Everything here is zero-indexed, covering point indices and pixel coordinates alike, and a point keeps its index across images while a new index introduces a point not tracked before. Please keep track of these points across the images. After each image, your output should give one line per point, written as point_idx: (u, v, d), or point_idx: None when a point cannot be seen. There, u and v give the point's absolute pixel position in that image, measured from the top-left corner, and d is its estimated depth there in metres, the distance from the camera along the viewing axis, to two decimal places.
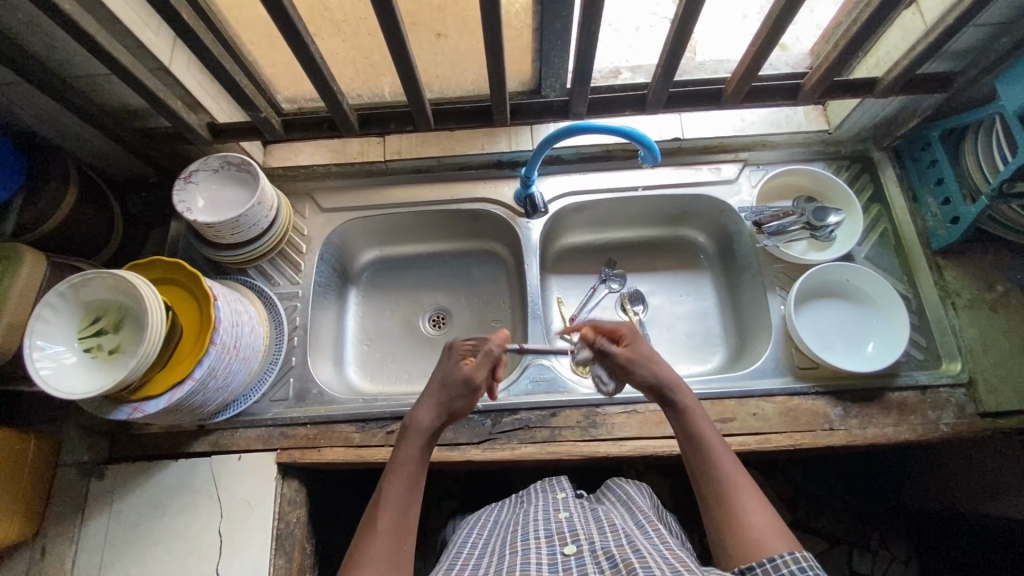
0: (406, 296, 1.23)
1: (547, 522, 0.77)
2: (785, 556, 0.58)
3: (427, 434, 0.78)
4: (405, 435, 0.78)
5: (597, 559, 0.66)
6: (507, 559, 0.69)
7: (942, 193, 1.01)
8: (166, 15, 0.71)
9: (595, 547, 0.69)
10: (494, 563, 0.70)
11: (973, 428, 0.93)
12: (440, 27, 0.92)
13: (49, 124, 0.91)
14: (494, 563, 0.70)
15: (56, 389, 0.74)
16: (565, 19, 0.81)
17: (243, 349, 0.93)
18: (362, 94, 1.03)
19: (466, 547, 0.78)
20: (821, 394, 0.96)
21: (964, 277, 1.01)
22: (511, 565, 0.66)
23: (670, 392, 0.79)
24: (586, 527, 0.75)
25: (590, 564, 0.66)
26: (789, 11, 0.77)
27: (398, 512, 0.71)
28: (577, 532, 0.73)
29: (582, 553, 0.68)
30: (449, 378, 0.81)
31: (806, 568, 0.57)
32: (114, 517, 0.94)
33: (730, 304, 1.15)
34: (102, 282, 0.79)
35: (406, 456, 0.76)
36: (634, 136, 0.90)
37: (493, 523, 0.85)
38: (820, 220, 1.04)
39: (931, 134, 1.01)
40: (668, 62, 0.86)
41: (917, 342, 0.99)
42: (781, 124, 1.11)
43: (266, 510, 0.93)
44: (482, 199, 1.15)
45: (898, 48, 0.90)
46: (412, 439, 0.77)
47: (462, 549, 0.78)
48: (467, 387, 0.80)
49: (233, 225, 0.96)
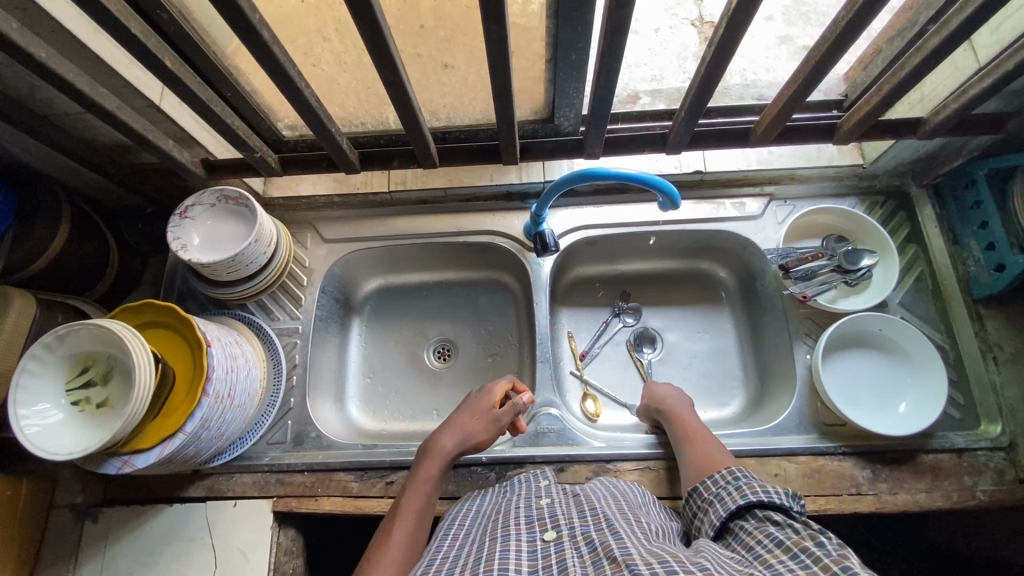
0: (410, 326, 1.18)
1: (527, 508, 0.66)
2: (721, 474, 0.70)
3: (449, 460, 0.81)
4: (424, 457, 0.81)
5: (576, 544, 0.57)
6: (485, 548, 0.59)
7: (985, 237, 0.94)
8: (151, 61, 0.66)
9: (575, 532, 0.59)
10: (472, 553, 0.59)
11: (1013, 496, 0.86)
12: (447, 58, 0.86)
13: (39, 159, 0.87)
14: (471, 552, 0.59)
15: (41, 449, 0.71)
16: (582, 52, 0.73)
17: (237, 397, 0.89)
18: (366, 122, 0.96)
19: (446, 536, 0.67)
20: (848, 455, 0.90)
21: (1006, 329, 0.94)
22: (487, 555, 0.57)
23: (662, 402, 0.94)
24: (567, 511, 0.64)
25: (569, 551, 0.56)
26: (831, 55, 0.70)
27: (411, 526, 0.72)
28: (558, 516, 0.63)
29: (562, 539, 0.58)
30: (480, 411, 0.85)
31: (738, 475, 0.68)
32: (106, 563, 0.91)
33: (751, 345, 1.09)
34: (87, 333, 0.75)
35: (425, 477, 0.78)
36: (653, 183, 0.85)
37: (475, 512, 0.73)
38: (852, 263, 0.96)
39: (976, 172, 0.92)
40: (695, 100, 0.80)
41: (954, 399, 0.93)
42: (810, 158, 1.03)
43: (260, 561, 0.89)
44: (491, 231, 1.10)
45: (948, 85, 0.83)
46: (433, 461, 0.80)
47: (441, 541, 0.66)
48: (495, 425, 0.84)
49: (229, 265, 0.91)
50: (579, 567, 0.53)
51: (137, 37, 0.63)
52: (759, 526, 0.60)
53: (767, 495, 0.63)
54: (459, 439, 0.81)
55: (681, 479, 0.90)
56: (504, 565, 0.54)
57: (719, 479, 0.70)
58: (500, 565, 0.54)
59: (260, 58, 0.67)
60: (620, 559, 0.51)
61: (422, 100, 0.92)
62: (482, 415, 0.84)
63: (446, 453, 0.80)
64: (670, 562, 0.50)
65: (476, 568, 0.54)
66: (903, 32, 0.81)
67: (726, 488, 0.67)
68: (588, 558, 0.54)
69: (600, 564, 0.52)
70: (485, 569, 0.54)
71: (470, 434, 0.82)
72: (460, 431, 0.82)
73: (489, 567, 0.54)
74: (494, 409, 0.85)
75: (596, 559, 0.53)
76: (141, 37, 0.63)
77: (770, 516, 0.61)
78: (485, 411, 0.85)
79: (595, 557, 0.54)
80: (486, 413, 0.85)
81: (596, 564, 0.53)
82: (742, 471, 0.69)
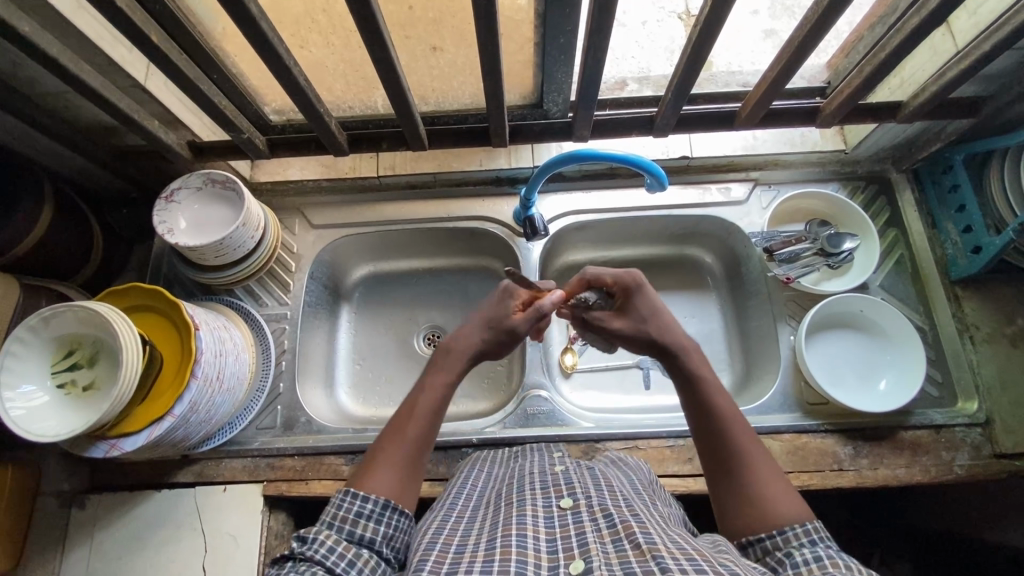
0: (400, 313, 1.18)
1: (541, 475, 0.65)
2: (796, 530, 0.56)
3: (475, 353, 0.71)
4: (446, 346, 0.71)
5: (594, 516, 0.55)
6: (500, 513, 0.58)
7: (963, 221, 0.96)
8: (136, 36, 0.66)
9: (593, 502, 0.57)
10: (488, 517, 0.59)
11: (988, 470, 0.89)
12: (436, 40, 0.86)
13: (21, 140, 0.86)
14: (486, 517, 0.59)
15: (26, 432, 0.70)
16: (570, 34, 0.74)
17: (226, 380, 0.88)
18: (354, 106, 0.96)
19: (459, 496, 0.67)
20: (830, 432, 0.92)
21: (983, 309, 0.97)
22: (503, 520, 0.56)
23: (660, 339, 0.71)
24: (582, 480, 0.63)
25: (587, 522, 0.54)
26: (813, 37, 0.71)
27: (428, 420, 0.65)
28: (573, 484, 0.61)
29: (579, 508, 0.56)
30: (498, 318, 0.72)
31: (816, 540, 0.55)
32: (94, 549, 0.91)
33: (737, 328, 1.10)
34: (73, 316, 0.74)
35: (442, 376, 0.68)
36: (642, 165, 0.87)
37: (484, 476, 0.73)
38: (834, 247, 0.99)
39: (954, 158, 0.95)
40: (680, 85, 0.82)
41: (933, 377, 0.95)
42: (794, 143, 1.06)
43: (252, 545, 0.89)
44: (480, 217, 1.10)
45: (926, 70, 0.85)
46: (456, 353, 0.70)
47: (455, 499, 0.67)
48: (518, 331, 0.72)
49: (217, 248, 0.90)
50: (598, 543, 0.51)
51: (122, 12, 0.62)
52: (815, 565, 0.51)
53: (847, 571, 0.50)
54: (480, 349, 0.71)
55: (668, 457, 0.91)
56: (521, 532, 0.52)
57: (791, 537, 0.56)
58: (518, 531, 0.53)
59: (248, 37, 0.67)
60: (645, 547, 0.48)
61: (410, 83, 0.92)
62: (501, 326, 0.72)
63: (473, 346, 0.71)
64: (698, 560, 0.47)
65: (492, 533, 0.54)
66: (883, 18, 0.82)
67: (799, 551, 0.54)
68: (607, 534, 0.52)
69: (621, 545, 0.50)
70: (502, 534, 0.53)
71: (489, 342, 0.72)
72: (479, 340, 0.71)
73: (506, 532, 0.53)
74: (510, 310, 0.73)
75: (617, 539, 0.51)
76: (127, 12, 0.63)
77: (831, 563, 0.51)
78: (503, 318, 0.72)
79: (614, 535, 0.51)
80: (505, 322, 0.72)
81: (617, 545, 0.50)
82: (818, 532, 0.56)
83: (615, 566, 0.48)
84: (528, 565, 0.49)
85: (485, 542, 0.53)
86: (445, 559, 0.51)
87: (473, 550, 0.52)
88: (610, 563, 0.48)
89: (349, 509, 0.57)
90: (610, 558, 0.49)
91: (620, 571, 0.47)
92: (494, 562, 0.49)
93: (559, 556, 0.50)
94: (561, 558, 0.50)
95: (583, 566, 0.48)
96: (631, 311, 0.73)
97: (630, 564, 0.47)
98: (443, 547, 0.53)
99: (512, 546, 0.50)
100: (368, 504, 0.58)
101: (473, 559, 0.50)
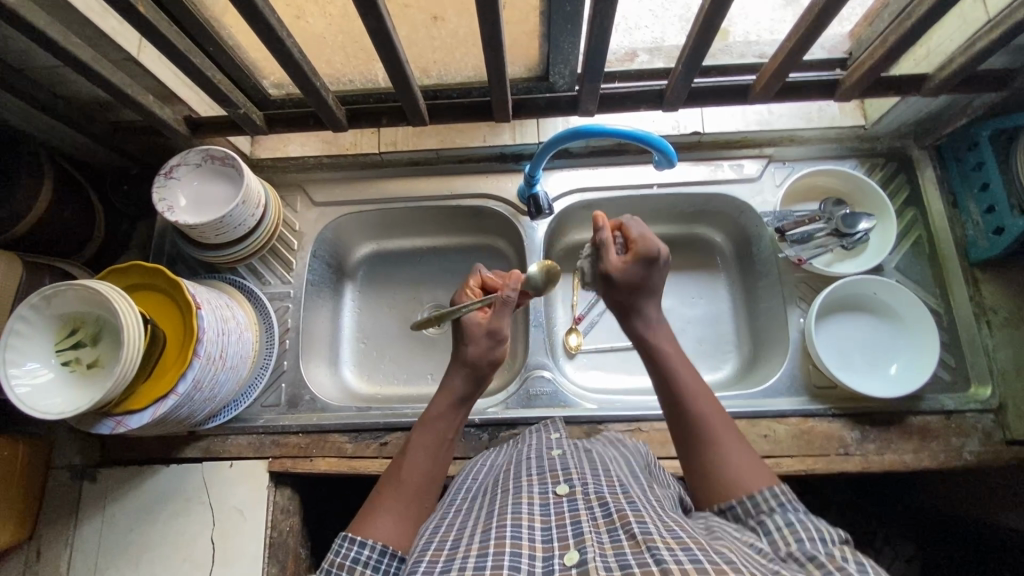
0: (403, 291, 1.17)
1: (538, 460, 0.65)
2: (764, 493, 0.57)
3: (463, 400, 0.73)
4: (435, 395, 0.73)
5: (590, 504, 0.55)
6: (496, 502, 0.58)
7: (986, 200, 0.92)
8: (125, 8, 0.64)
9: (589, 489, 0.57)
10: (485, 506, 0.59)
11: (998, 457, 0.87)
12: (437, 10, 0.82)
13: (18, 116, 0.85)
14: (483, 507, 0.59)
15: (34, 409, 0.71)
16: (576, 3, 0.70)
17: (229, 358, 0.88)
18: (354, 79, 0.93)
19: (461, 489, 0.68)
20: (837, 417, 0.90)
21: (1003, 292, 0.93)
22: (499, 510, 0.56)
23: (651, 339, 0.72)
24: (579, 465, 0.63)
25: (583, 510, 0.53)
26: (835, 3, 0.67)
27: (424, 469, 0.66)
28: (570, 470, 0.61)
29: (575, 496, 0.56)
30: (475, 337, 0.74)
31: (785, 503, 0.56)
32: (107, 521, 0.93)
33: (745, 310, 1.08)
34: (71, 294, 0.74)
35: (438, 418, 0.70)
36: (647, 140, 0.84)
37: (487, 464, 0.74)
38: (850, 226, 0.94)
39: (979, 133, 0.90)
40: (692, 56, 0.78)
41: (946, 362, 0.93)
42: (812, 118, 1.01)
43: (258, 519, 0.91)
44: (485, 195, 1.08)
45: (955, 39, 0.81)
46: (442, 400, 0.72)
47: (454, 493, 0.67)
48: (498, 339, 0.74)
49: (217, 226, 0.89)
50: (594, 533, 0.50)
51: None
52: (785, 530, 0.54)
53: (821, 539, 0.52)
54: (469, 377, 0.72)
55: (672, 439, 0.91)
56: (516, 522, 0.52)
57: (760, 503, 0.57)
58: (513, 521, 0.52)
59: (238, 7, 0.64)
60: (639, 538, 0.48)
61: (411, 55, 0.89)
62: (479, 340, 0.74)
63: (456, 394, 0.72)
64: (693, 550, 0.46)
65: (488, 523, 0.54)
66: None
67: (770, 519, 0.55)
68: (603, 523, 0.51)
69: (617, 536, 0.49)
70: (497, 524, 0.52)
71: (475, 354, 0.73)
72: (463, 365, 0.73)
73: (502, 522, 0.53)
74: (475, 324, 0.74)
75: (613, 528, 0.50)
76: None
77: (800, 529, 0.53)
78: (478, 334, 0.74)
79: (610, 525, 0.51)
80: (479, 329, 0.74)
81: (612, 535, 0.50)
82: (785, 493, 0.57)
83: (609, 555, 0.47)
84: (522, 557, 0.48)
85: (480, 534, 0.52)
86: (440, 556, 0.51)
87: (467, 544, 0.51)
88: (605, 554, 0.47)
89: (347, 554, 0.57)
90: (605, 548, 0.48)
91: (615, 562, 0.46)
92: (487, 556, 0.48)
93: (554, 546, 0.49)
94: (555, 547, 0.49)
95: (577, 558, 0.47)
96: (638, 313, 0.74)
97: (624, 554, 0.47)
98: (439, 544, 0.53)
99: (506, 538, 0.50)
100: (365, 550, 0.58)
101: (467, 552, 0.50)
